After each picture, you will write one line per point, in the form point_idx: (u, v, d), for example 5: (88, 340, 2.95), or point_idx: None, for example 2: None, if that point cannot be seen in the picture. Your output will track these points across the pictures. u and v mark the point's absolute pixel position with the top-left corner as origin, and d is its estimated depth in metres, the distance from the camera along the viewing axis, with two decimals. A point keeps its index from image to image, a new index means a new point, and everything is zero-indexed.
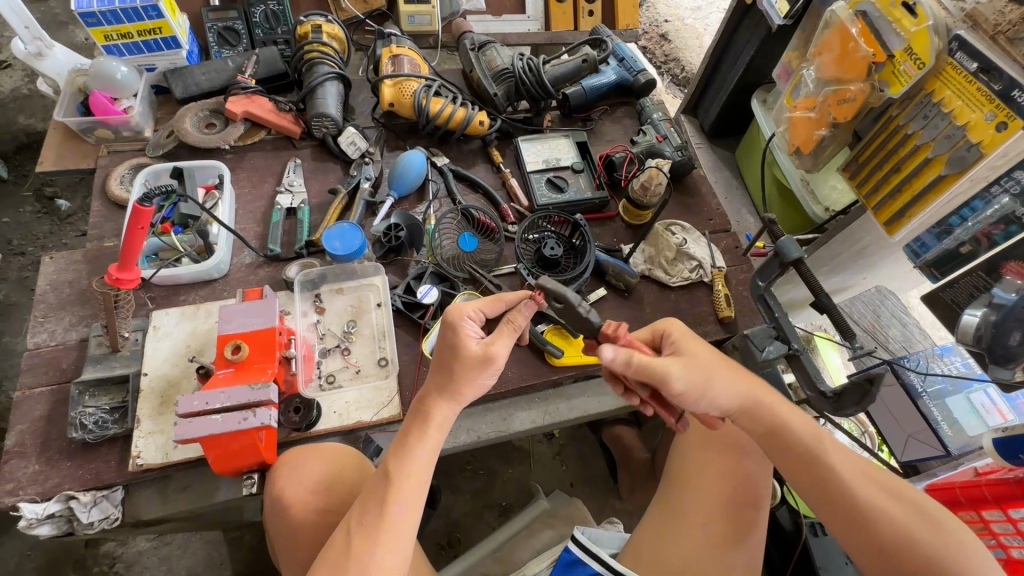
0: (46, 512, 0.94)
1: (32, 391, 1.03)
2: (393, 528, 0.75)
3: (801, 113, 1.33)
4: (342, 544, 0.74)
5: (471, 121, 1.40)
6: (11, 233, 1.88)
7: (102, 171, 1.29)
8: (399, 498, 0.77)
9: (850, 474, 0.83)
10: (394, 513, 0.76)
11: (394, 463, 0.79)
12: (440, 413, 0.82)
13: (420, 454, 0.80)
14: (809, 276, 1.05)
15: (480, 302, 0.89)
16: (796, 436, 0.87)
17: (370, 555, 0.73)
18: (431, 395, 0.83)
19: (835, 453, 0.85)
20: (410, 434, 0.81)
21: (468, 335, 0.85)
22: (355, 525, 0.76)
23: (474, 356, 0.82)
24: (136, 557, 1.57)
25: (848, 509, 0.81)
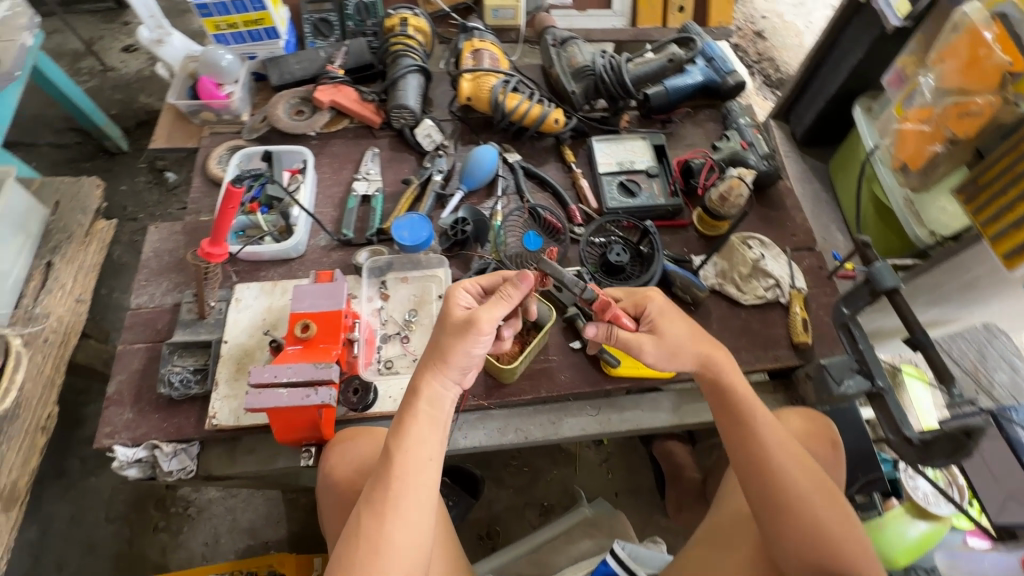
0: (135, 456, 1.05)
1: (131, 347, 1.15)
2: (397, 506, 0.79)
3: (912, 125, 1.19)
4: (354, 525, 0.79)
5: (547, 119, 1.39)
6: (128, 201, 2.10)
7: (204, 151, 1.41)
8: (401, 477, 0.81)
9: (776, 446, 0.91)
10: (396, 492, 0.80)
11: (395, 444, 0.82)
12: (430, 388, 0.85)
13: (418, 432, 0.83)
14: (905, 308, 0.95)
15: (475, 279, 0.91)
16: (736, 407, 0.95)
17: (382, 531, 0.78)
18: (422, 370, 0.86)
19: (779, 450, 0.90)
20: (406, 417, 0.84)
21: (459, 305, 0.87)
22: (365, 505, 0.80)
23: (458, 322, 0.84)
24: (207, 504, 1.73)
25: (767, 477, 0.89)
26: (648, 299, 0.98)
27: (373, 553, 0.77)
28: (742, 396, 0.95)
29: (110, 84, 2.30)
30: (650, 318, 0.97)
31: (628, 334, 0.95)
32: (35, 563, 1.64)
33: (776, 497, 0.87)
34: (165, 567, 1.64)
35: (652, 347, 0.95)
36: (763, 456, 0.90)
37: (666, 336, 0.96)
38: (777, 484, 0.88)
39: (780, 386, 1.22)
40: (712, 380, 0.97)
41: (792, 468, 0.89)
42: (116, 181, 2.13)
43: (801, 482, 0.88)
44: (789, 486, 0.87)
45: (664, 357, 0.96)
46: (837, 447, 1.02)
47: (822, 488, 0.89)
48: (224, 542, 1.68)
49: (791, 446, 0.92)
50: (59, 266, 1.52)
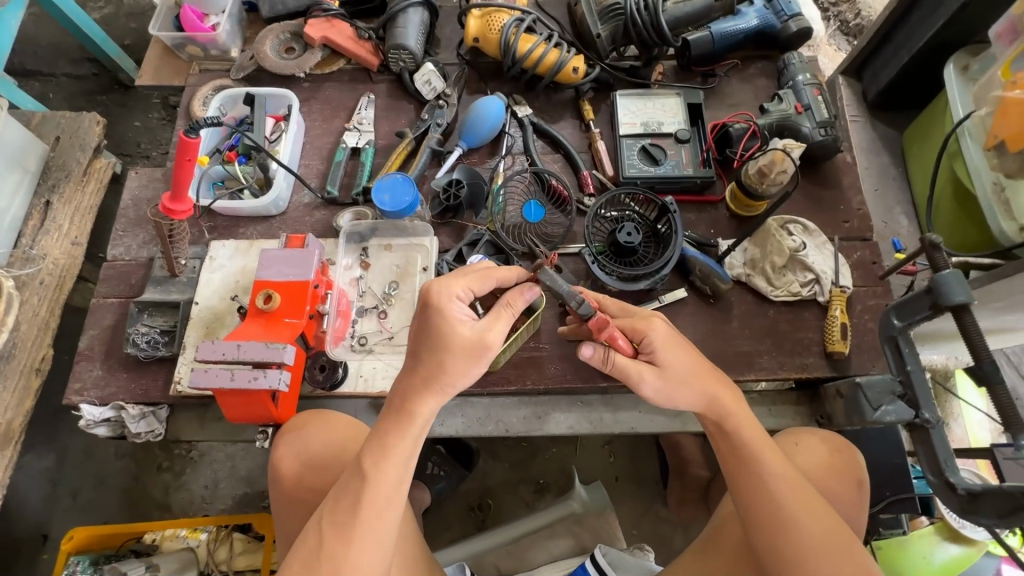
0: (102, 416, 1.02)
1: (105, 301, 1.10)
2: (368, 526, 0.71)
3: (1020, 93, 0.95)
4: (315, 540, 0.71)
5: (564, 67, 1.19)
6: (141, 138, 2.04)
7: (189, 90, 1.29)
8: (376, 500, 0.72)
9: (784, 492, 0.78)
10: (368, 513, 0.71)
11: (371, 461, 0.73)
12: (424, 407, 0.73)
13: (400, 453, 0.73)
14: (973, 332, 0.76)
15: (467, 278, 0.76)
16: (738, 446, 0.82)
17: (348, 552, 0.70)
18: (412, 389, 0.74)
19: (788, 500, 0.77)
20: (387, 430, 0.74)
21: (458, 319, 0.73)
22: (328, 519, 0.72)
23: (468, 342, 0.72)
24: (208, 449, 1.75)
25: (772, 530, 0.76)
26: (648, 324, 0.83)
27: (335, 573, 0.69)
28: (746, 434, 0.83)
29: (124, 10, 2.19)
30: (650, 347, 0.82)
31: (626, 362, 0.81)
32: (53, 489, 1.70)
33: (784, 556, 0.75)
34: (168, 506, 1.69)
35: (653, 380, 0.81)
36: (767, 504, 0.78)
37: (669, 370, 0.82)
38: (785, 538, 0.75)
39: (804, 398, 1.07)
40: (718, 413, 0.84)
41: (805, 520, 0.76)
42: (129, 116, 2.06)
43: (815, 537, 0.75)
44: (799, 542, 0.75)
45: (663, 396, 0.83)
46: (862, 487, 0.88)
47: (847, 544, 0.75)
48: (224, 488, 1.71)
49: (804, 491, 0.78)
50: (57, 207, 1.44)
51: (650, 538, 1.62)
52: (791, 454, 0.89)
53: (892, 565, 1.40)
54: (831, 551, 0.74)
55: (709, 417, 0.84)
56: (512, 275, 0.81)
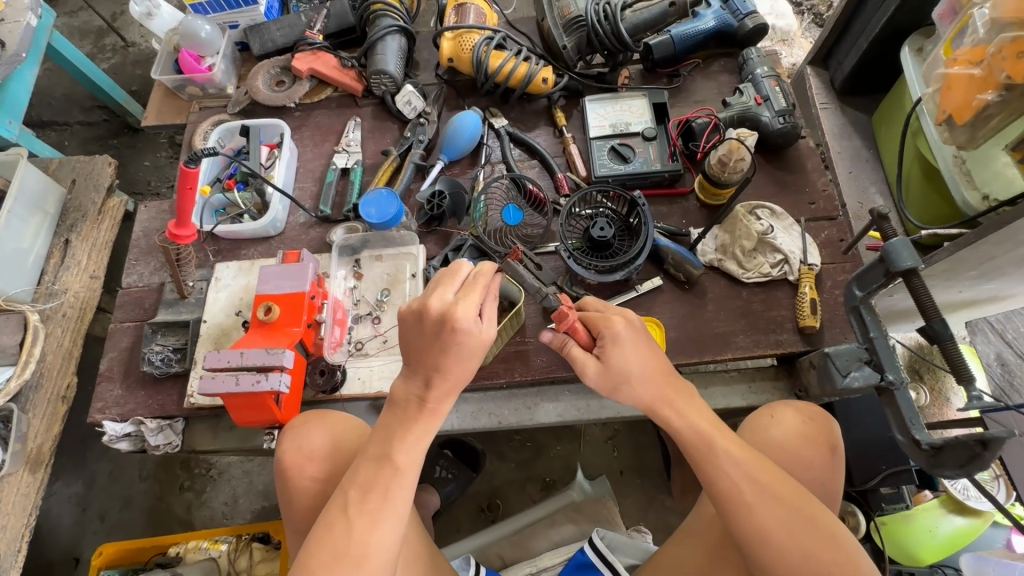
0: (123, 431, 1.10)
1: (122, 325, 1.19)
2: (396, 508, 0.76)
3: (960, 69, 1.00)
4: (342, 529, 0.74)
5: (534, 79, 1.27)
6: (151, 176, 2.16)
7: (190, 127, 1.39)
8: (405, 484, 0.77)
9: (743, 478, 0.79)
10: (397, 497, 0.77)
11: (398, 452, 0.78)
12: (446, 405, 0.80)
13: (422, 443, 0.80)
14: (923, 295, 0.80)
15: (475, 296, 0.77)
16: (694, 437, 0.83)
17: (376, 534, 0.74)
18: (439, 392, 0.79)
19: (750, 484, 0.78)
20: (406, 425, 0.79)
21: (474, 332, 0.76)
22: (357, 506, 0.76)
23: (484, 347, 0.78)
24: (227, 467, 1.82)
25: (739, 517, 0.77)
26: (606, 322, 0.87)
27: (360, 556, 0.73)
28: (700, 422, 0.85)
29: (130, 59, 2.34)
30: (604, 340, 0.86)
31: (578, 352, 0.88)
32: (82, 513, 1.79)
33: (755, 540, 0.75)
34: (190, 523, 1.76)
35: (594, 371, 0.87)
36: (727, 494, 0.78)
37: (611, 365, 0.86)
38: (751, 523, 0.76)
39: (783, 372, 1.11)
40: (666, 405, 0.86)
41: (768, 502, 0.76)
42: (139, 157, 2.19)
43: (777, 518, 0.75)
44: (764, 526, 0.75)
45: (606, 384, 0.87)
46: (836, 452, 0.91)
47: (813, 518, 0.76)
48: (243, 503, 1.77)
49: (762, 474, 0.79)
50: (76, 244, 1.55)
51: (657, 528, 1.64)
52: (766, 429, 0.93)
53: (893, 539, 1.40)
54: (797, 529, 0.74)
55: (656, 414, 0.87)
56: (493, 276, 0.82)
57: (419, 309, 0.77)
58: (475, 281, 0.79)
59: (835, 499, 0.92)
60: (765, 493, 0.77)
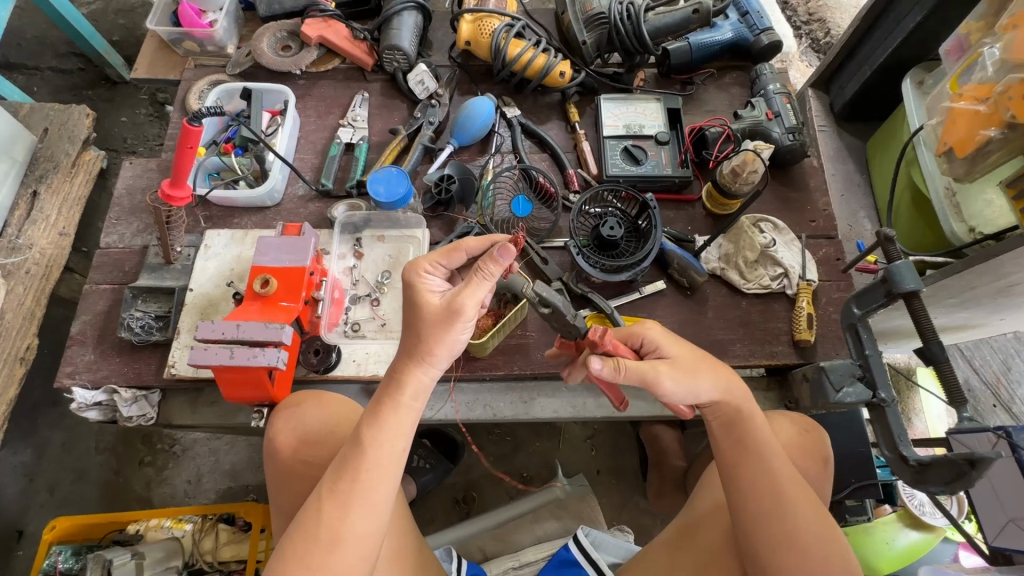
0: (94, 399, 1.03)
1: (97, 287, 1.11)
2: (368, 494, 0.71)
3: (966, 104, 1.05)
4: (313, 513, 0.71)
5: (552, 71, 1.26)
6: (128, 133, 2.04)
7: (184, 84, 1.32)
8: (373, 468, 0.72)
9: (790, 480, 0.80)
10: (366, 482, 0.71)
11: (368, 434, 0.73)
12: (414, 379, 0.75)
13: (396, 424, 0.74)
14: (922, 316, 0.83)
15: (437, 254, 0.82)
16: (749, 439, 0.84)
17: (345, 520, 0.70)
18: (402, 363, 0.75)
19: (789, 487, 0.80)
20: (383, 407, 0.74)
21: (430, 290, 0.79)
22: (327, 492, 0.71)
23: (436, 312, 0.75)
24: (192, 444, 1.75)
25: (773, 518, 0.78)
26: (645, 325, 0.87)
27: (333, 540, 0.69)
28: (754, 423, 0.85)
29: (112, 7, 2.19)
30: (651, 346, 0.86)
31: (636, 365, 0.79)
32: (29, 484, 1.68)
33: (786, 543, 0.76)
34: (149, 500, 1.68)
35: (670, 372, 0.80)
36: (773, 490, 0.79)
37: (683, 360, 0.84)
38: (779, 527, 0.77)
39: (774, 383, 1.14)
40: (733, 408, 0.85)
41: (798, 504, 0.78)
42: (116, 112, 2.06)
43: (809, 526, 0.77)
44: (799, 531, 0.77)
45: (681, 385, 0.81)
46: (828, 463, 0.94)
47: (827, 522, 0.79)
48: (207, 482, 1.70)
49: (799, 484, 0.81)
50: (45, 196, 1.44)
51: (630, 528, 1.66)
52: None
53: (854, 549, 1.46)
54: (822, 530, 0.77)
55: (725, 412, 0.86)
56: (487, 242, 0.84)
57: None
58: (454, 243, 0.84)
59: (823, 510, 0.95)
60: (795, 499, 0.79)
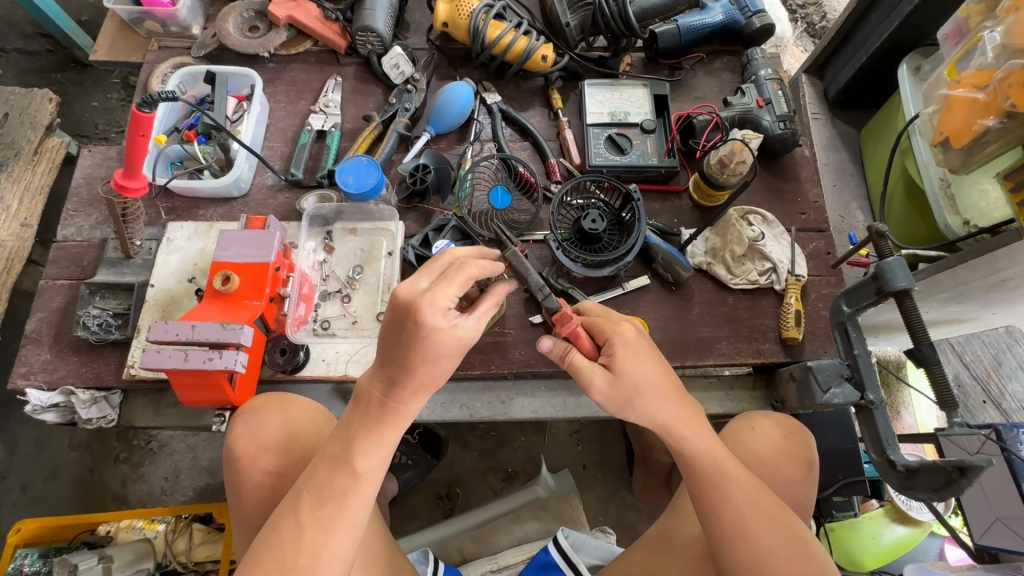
0: (50, 401, 0.98)
1: (54, 283, 1.06)
2: (352, 516, 0.69)
3: (964, 91, 1.01)
4: (292, 533, 0.67)
5: (533, 55, 1.19)
6: (99, 118, 1.96)
7: (147, 67, 1.25)
8: (362, 491, 0.69)
9: (749, 508, 0.76)
10: (355, 504, 0.69)
11: (360, 457, 0.70)
12: (409, 406, 0.70)
13: (383, 445, 0.71)
14: (914, 316, 0.79)
15: (452, 285, 0.67)
16: (704, 461, 0.80)
17: (326, 543, 0.67)
18: (407, 396, 0.70)
19: (745, 509, 0.76)
20: (368, 427, 0.70)
21: (450, 328, 0.66)
22: (309, 513, 0.68)
23: (462, 350, 0.67)
24: (168, 440, 1.71)
25: (736, 543, 0.75)
26: (616, 329, 0.83)
27: (311, 563, 0.66)
28: (701, 448, 0.81)
29: None
30: (610, 349, 0.81)
31: (580, 362, 0.81)
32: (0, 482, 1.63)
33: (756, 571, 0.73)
34: (124, 498, 1.64)
35: (603, 385, 0.80)
36: (730, 521, 0.76)
37: (622, 376, 0.80)
38: (749, 552, 0.74)
39: (761, 382, 1.11)
40: (671, 431, 0.82)
41: (759, 525, 0.75)
42: (87, 96, 1.97)
43: (772, 546, 0.74)
44: (761, 553, 0.74)
45: (614, 400, 0.81)
46: (813, 467, 0.91)
47: (800, 539, 0.75)
48: (184, 479, 1.66)
49: (759, 504, 0.77)
50: (5, 184, 1.37)
51: (615, 524, 1.64)
52: (746, 440, 0.92)
53: (840, 546, 1.45)
54: (789, 550, 0.74)
55: (668, 438, 0.82)
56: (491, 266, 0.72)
57: (390, 297, 0.68)
58: (458, 268, 0.69)
59: (807, 515, 0.92)
60: (756, 515, 0.76)
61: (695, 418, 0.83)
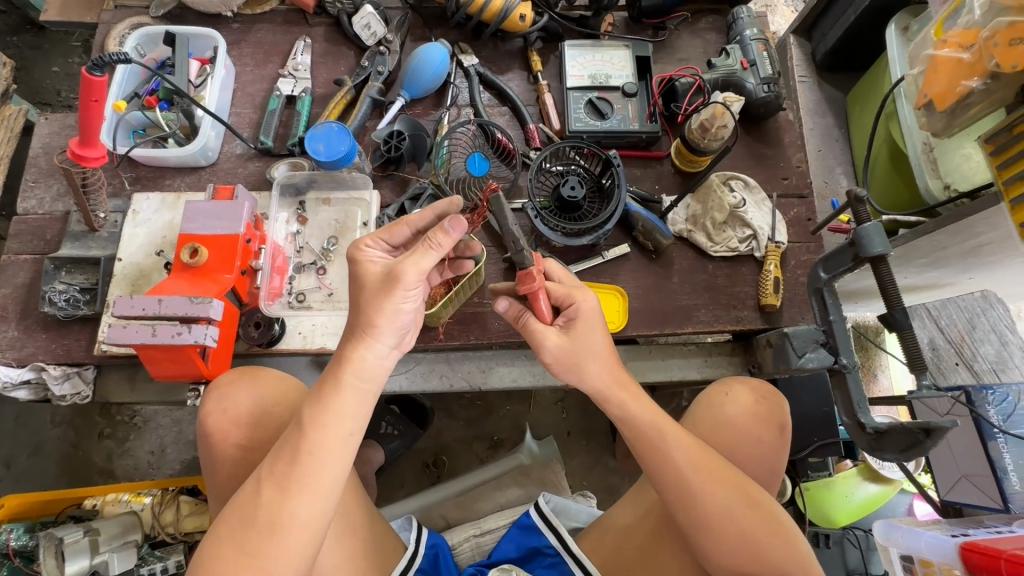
0: (20, 378, 0.97)
1: (17, 258, 1.02)
2: (309, 476, 0.66)
3: (949, 52, 0.98)
4: (252, 497, 0.66)
5: (511, 14, 1.14)
6: (61, 84, 1.86)
7: (103, 27, 1.18)
8: (316, 450, 0.67)
9: (705, 471, 0.77)
10: (310, 464, 0.67)
11: (311, 416, 0.67)
12: (356, 355, 0.69)
13: (340, 405, 0.68)
14: (888, 282, 0.80)
15: (378, 231, 0.77)
16: (652, 428, 0.80)
17: (288, 505, 0.65)
18: (349, 338, 0.70)
19: (699, 475, 0.76)
20: (328, 385, 0.69)
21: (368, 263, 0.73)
22: (268, 474, 0.67)
23: (378, 279, 0.70)
24: (153, 415, 1.70)
25: (694, 511, 0.75)
26: (582, 296, 0.84)
27: (271, 527, 0.65)
28: (648, 413, 0.81)
29: None
30: (573, 312, 0.83)
31: (535, 324, 0.83)
32: None
33: (718, 533, 0.74)
34: (111, 472, 1.64)
35: (556, 338, 0.82)
36: (685, 484, 0.76)
37: (577, 340, 0.82)
38: (710, 515, 0.75)
39: (739, 348, 1.12)
40: (614, 395, 0.82)
41: (718, 486, 0.76)
42: (46, 61, 1.87)
43: (733, 507, 0.75)
44: (719, 514, 0.74)
45: (565, 359, 0.82)
46: (783, 430, 0.93)
47: (752, 494, 0.77)
48: (171, 452, 1.67)
49: (710, 464, 0.77)
50: None
51: (599, 488, 1.68)
52: (718, 406, 0.93)
53: (815, 504, 1.50)
54: (745, 509, 0.75)
55: (620, 407, 0.82)
56: (430, 215, 0.79)
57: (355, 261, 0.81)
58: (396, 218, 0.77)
59: (778, 478, 0.94)
60: (709, 480, 0.76)
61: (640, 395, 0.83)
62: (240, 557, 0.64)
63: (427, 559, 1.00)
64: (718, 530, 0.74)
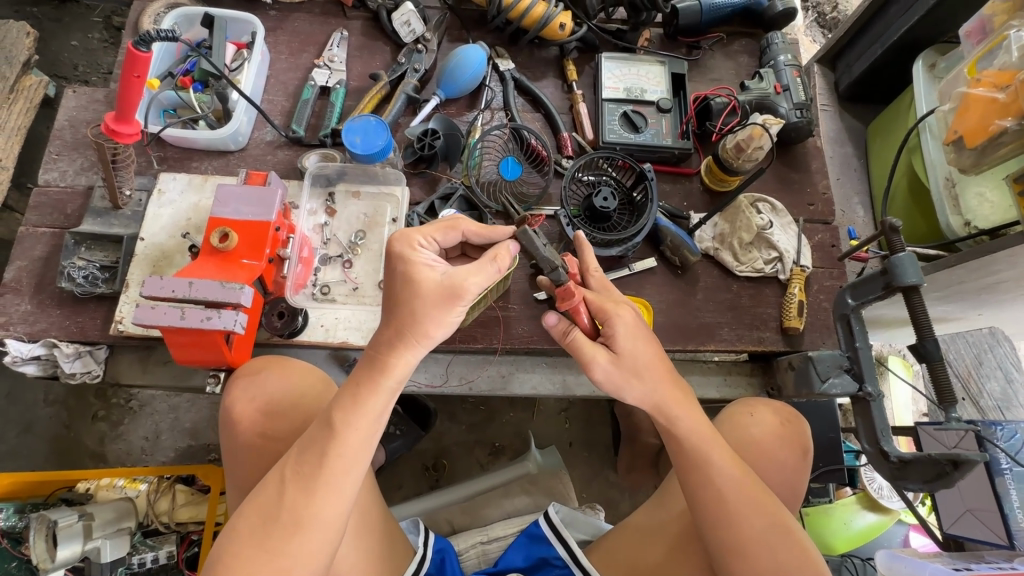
0: (31, 353, 0.94)
1: (35, 230, 1.00)
2: (335, 478, 0.66)
3: (984, 91, 1.01)
4: (274, 495, 0.65)
5: (551, 22, 1.14)
6: (78, 58, 1.83)
7: (138, 4, 1.16)
8: (345, 452, 0.67)
9: (735, 489, 0.76)
10: (338, 467, 0.66)
11: (342, 416, 0.68)
12: (396, 360, 0.69)
13: (372, 408, 0.69)
14: (919, 312, 0.81)
15: (432, 228, 0.76)
16: (691, 442, 0.80)
17: (312, 503, 0.65)
18: (389, 341, 0.70)
19: (731, 491, 0.76)
20: (363, 385, 0.69)
21: (424, 264, 0.71)
22: (292, 474, 0.66)
23: (437, 289, 0.69)
24: (149, 400, 1.66)
25: (721, 529, 0.75)
26: (617, 311, 0.82)
27: (294, 526, 0.64)
28: (691, 428, 0.81)
29: None
30: (610, 330, 0.81)
31: (582, 339, 0.81)
32: None
33: (741, 553, 0.74)
34: (102, 457, 1.60)
35: (606, 363, 0.81)
36: (717, 500, 0.76)
37: (623, 355, 0.81)
38: (735, 534, 0.74)
39: (758, 369, 1.12)
40: (664, 410, 0.81)
41: (745, 506, 0.75)
42: (64, 35, 1.84)
43: (761, 528, 0.75)
44: (745, 535, 0.74)
45: (611, 383, 0.81)
46: (806, 455, 0.93)
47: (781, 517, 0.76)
48: (165, 439, 1.63)
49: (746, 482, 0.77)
50: None
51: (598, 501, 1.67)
52: (745, 426, 0.93)
53: (814, 529, 1.50)
54: (773, 533, 0.74)
55: (658, 418, 0.82)
56: (486, 235, 0.81)
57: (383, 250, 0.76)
58: (453, 219, 0.78)
59: (797, 502, 0.94)
60: (739, 499, 0.76)
61: (685, 408, 0.82)
62: (262, 553, 0.63)
63: (434, 564, 0.98)
64: (742, 550, 0.74)
